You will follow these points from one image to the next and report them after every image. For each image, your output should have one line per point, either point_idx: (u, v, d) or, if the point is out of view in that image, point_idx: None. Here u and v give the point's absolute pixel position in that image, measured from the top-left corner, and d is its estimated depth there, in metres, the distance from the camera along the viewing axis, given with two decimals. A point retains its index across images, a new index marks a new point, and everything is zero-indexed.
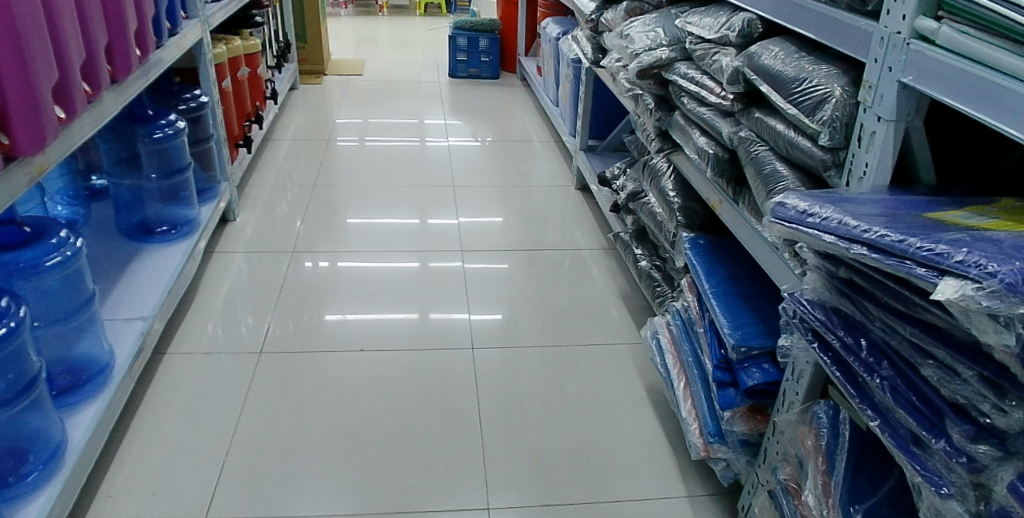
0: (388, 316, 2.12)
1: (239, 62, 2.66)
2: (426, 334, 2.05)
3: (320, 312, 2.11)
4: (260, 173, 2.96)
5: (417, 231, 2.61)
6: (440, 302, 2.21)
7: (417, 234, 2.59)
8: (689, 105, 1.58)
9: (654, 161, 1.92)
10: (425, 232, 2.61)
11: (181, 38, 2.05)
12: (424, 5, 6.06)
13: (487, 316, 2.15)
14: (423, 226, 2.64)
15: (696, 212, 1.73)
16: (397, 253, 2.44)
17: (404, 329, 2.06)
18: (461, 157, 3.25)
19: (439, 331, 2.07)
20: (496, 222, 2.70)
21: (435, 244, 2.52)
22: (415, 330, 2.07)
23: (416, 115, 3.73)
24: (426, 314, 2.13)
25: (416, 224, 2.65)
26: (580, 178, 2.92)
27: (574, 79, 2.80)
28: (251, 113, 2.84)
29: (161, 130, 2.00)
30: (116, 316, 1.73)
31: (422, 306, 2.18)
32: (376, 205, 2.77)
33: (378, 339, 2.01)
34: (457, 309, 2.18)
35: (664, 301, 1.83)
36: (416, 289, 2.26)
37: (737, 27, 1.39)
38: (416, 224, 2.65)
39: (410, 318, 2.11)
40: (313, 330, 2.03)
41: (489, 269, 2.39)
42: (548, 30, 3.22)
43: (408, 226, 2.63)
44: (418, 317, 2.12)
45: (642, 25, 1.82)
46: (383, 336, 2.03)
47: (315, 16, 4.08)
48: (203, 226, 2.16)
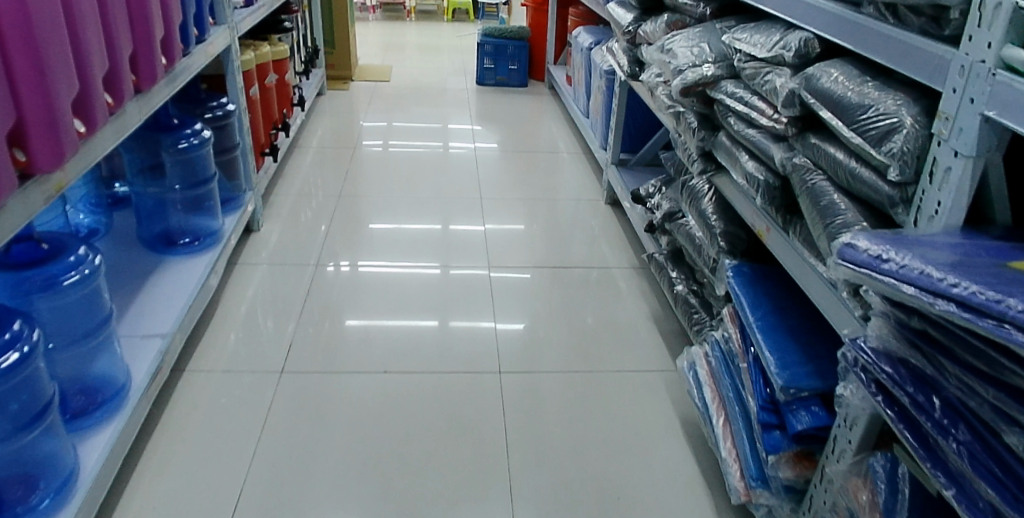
0: (408, 324, 2.08)
1: (266, 69, 2.62)
2: (448, 351, 1.99)
3: (342, 327, 2.05)
4: (285, 181, 2.91)
5: (440, 238, 2.57)
6: (461, 312, 2.16)
7: (439, 241, 2.55)
8: (737, 126, 1.49)
9: (694, 182, 1.82)
10: (447, 239, 2.57)
11: (208, 45, 2.00)
12: (452, 10, 6.00)
13: (510, 327, 2.11)
14: (445, 233, 2.61)
15: (739, 239, 1.63)
16: (417, 256, 2.43)
17: (423, 339, 2.03)
18: (489, 168, 3.18)
19: (462, 346, 2.02)
20: (518, 228, 2.68)
21: (457, 251, 2.49)
22: (434, 340, 2.03)
23: (439, 120, 3.72)
24: (445, 322, 2.10)
25: (438, 230, 2.62)
26: (610, 192, 2.83)
27: (607, 90, 2.72)
28: (278, 120, 2.79)
29: (186, 140, 1.96)
30: (134, 332, 1.70)
31: (442, 314, 2.14)
32: (400, 212, 2.73)
33: (402, 358, 1.95)
34: (479, 320, 2.13)
35: (702, 329, 1.73)
36: (437, 295, 2.23)
37: (794, 46, 1.31)
38: (438, 230, 2.63)
39: (430, 326, 2.08)
40: (332, 340, 1.99)
41: (511, 281, 2.34)
42: (580, 39, 3.14)
43: (429, 231, 2.61)
44: (438, 326, 2.09)
45: (684, 39, 1.74)
46: (405, 349, 1.98)
47: (343, 22, 4.04)
48: (226, 237, 2.11)
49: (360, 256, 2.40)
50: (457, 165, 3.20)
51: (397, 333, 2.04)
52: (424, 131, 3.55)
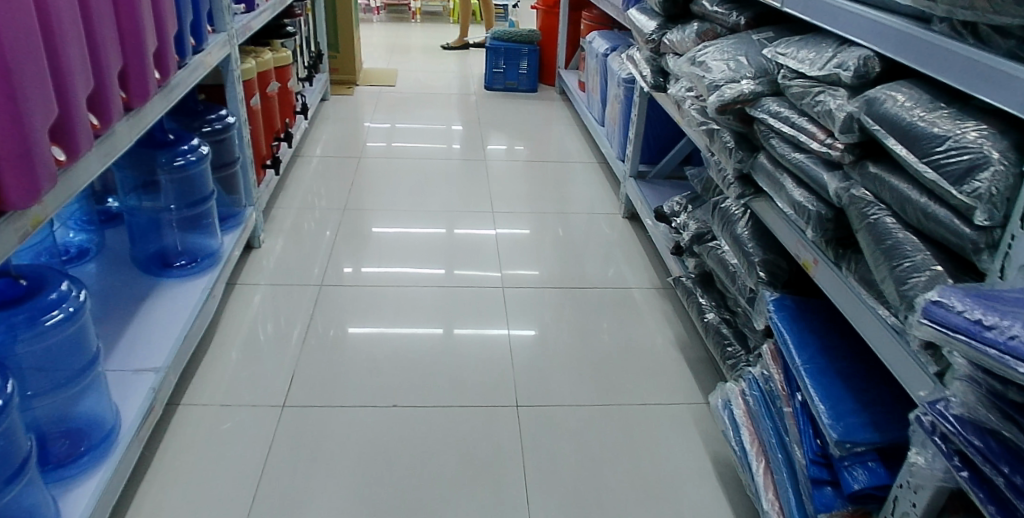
0: (410, 329, 2.06)
1: (268, 78, 2.51)
2: (455, 361, 1.94)
3: (349, 349, 1.95)
4: (287, 193, 2.79)
5: (445, 242, 2.55)
6: (466, 318, 2.13)
7: (444, 246, 2.52)
8: (781, 149, 1.38)
9: (727, 204, 1.71)
10: (452, 243, 2.54)
11: (207, 55, 1.89)
12: (458, 12, 5.86)
13: (521, 329, 2.09)
14: (450, 236, 2.59)
15: (780, 269, 1.52)
16: (421, 259, 2.42)
17: (426, 343, 2.00)
18: (500, 179, 3.05)
19: (467, 348, 2.00)
20: (523, 231, 2.65)
21: (461, 253, 2.47)
22: (439, 344, 2.01)
23: (444, 121, 3.68)
24: (450, 329, 2.06)
25: (442, 233, 2.60)
26: (628, 206, 2.70)
27: (625, 100, 2.60)
28: (280, 131, 2.68)
29: (184, 157, 1.84)
30: (125, 367, 1.58)
31: (445, 318, 2.12)
32: (404, 215, 2.71)
33: (414, 383, 1.84)
34: (484, 324, 2.11)
35: (737, 364, 1.61)
36: (441, 297, 2.22)
37: (851, 65, 1.19)
38: (442, 234, 2.60)
39: (434, 332, 2.05)
40: (335, 344, 1.97)
41: (519, 277, 2.35)
42: (595, 44, 3.02)
43: (434, 235, 2.58)
44: (442, 332, 2.06)
45: (718, 51, 1.64)
46: (408, 352, 1.96)
47: (348, 26, 3.92)
48: (225, 258, 2.00)
49: (365, 258, 2.39)
50: (466, 175, 3.07)
51: (400, 337, 2.02)
52: (428, 132, 3.52)
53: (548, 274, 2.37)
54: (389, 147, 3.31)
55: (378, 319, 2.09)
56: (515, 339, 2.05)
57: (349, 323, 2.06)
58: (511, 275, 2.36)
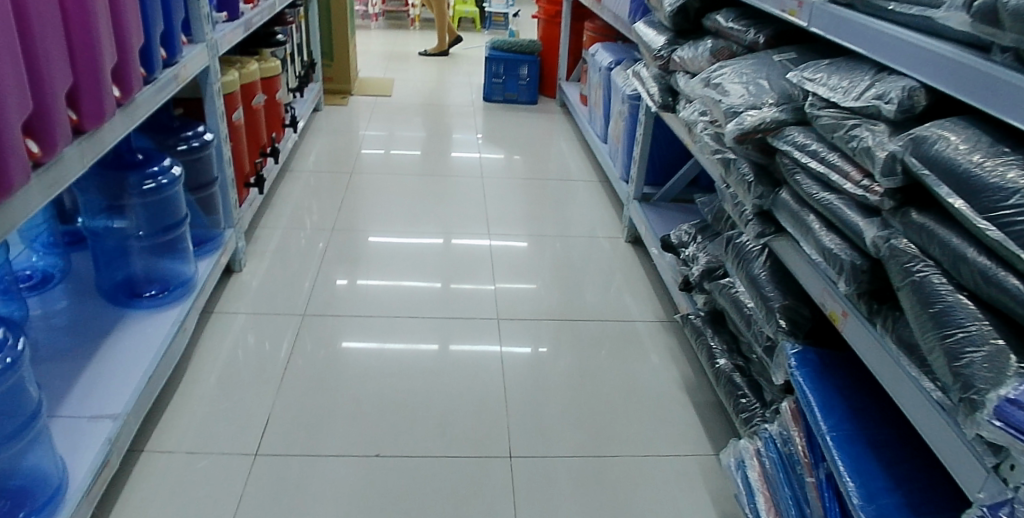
0: (405, 343, 2.00)
1: (252, 90, 2.36)
2: (446, 380, 1.88)
3: (343, 367, 1.89)
4: (273, 211, 2.64)
5: (441, 253, 2.49)
6: (461, 331, 2.07)
7: (440, 255, 2.48)
8: (809, 187, 1.24)
9: (743, 239, 1.57)
10: (448, 254, 2.48)
11: (182, 68, 1.74)
12: (457, 20, 5.73)
13: (516, 345, 2.03)
14: (447, 247, 2.53)
15: (802, 316, 1.37)
16: (418, 270, 2.36)
17: (421, 361, 1.94)
18: (498, 199, 2.90)
19: (462, 364, 1.94)
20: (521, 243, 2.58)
21: (458, 266, 2.41)
22: (434, 360, 1.94)
23: (440, 131, 3.56)
24: (445, 345, 2.00)
25: (440, 243, 2.55)
26: (631, 230, 2.55)
27: (630, 118, 2.45)
28: (266, 146, 2.53)
29: (155, 179, 1.69)
30: (80, 413, 1.44)
31: (442, 332, 2.06)
32: (402, 223, 2.66)
33: (414, 403, 1.78)
34: (479, 339, 2.05)
35: (752, 418, 1.46)
36: (435, 308, 2.17)
37: (894, 98, 1.06)
38: (440, 244, 2.54)
39: (429, 348, 1.98)
40: (327, 360, 1.91)
41: (514, 289, 2.30)
42: (598, 57, 2.89)
43: (430, 245, 2.53)
44: (437, 348, 1.99)
45: (736, 72, 1.50)
46: (401, 365, 1.91)
47: (343, 34, 3.78)
48: (200, 286, 1.85)
49: (357, 269, 2.34)
50: (462, 194, 2.92)
51: (391, 351, 1.96)
52: (425, 140, 3.45)
53: (545, 286, 2.32)
54: (387, 154, 3.25)
55: (370, 332, 2.04)
56: (507, 360, 1.97)
57: (343, 337, 2.01)
58: (505, 287, 2.31)
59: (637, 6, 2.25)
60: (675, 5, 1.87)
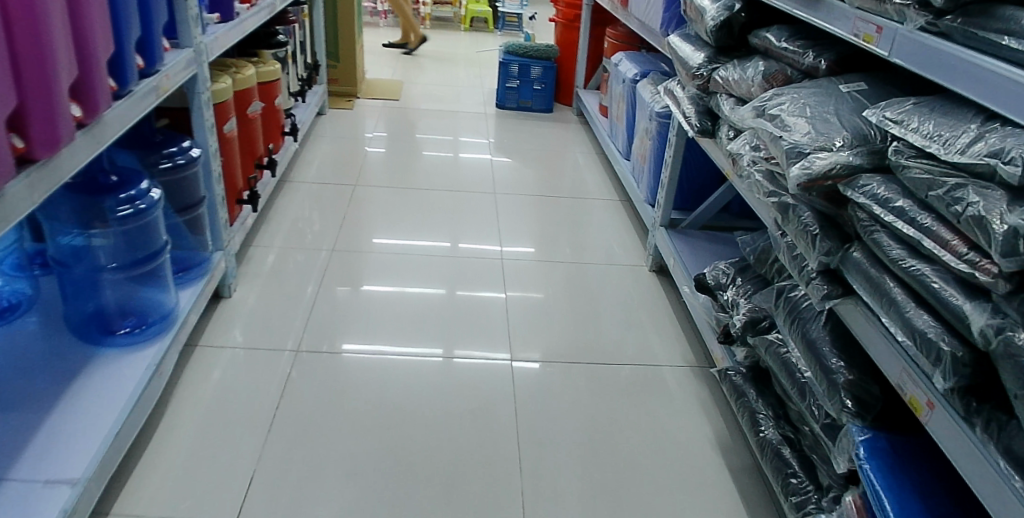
0: (410, 359, 1.90)
1: (247, 97, 2.17)
2: (446, 394, 1.79)
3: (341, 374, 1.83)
4: (269, 226, 2.45)
5: (448, 258, 2.40)
6: (468, 341, 2.00)
7: (447, 262, 2.38)
8: (894, 252, 1.05)
9: (799, 296, 1.39)
10: (455, 258, 2.41)
11: (164, 78, 1.55)
12: (469, 20, 5.51)
13: (526, 357, 1.96)
14: (454, 250, 2.45)
15: (870, 395, 1.18)
16: (424, 285, 2.23)
17: (422, 371, 1.86)
18: (511, 217, 2.71)
19: (467, 375, 1.87)
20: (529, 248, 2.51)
21: (466, 272, 2.33)
22: (436, 370, 1.88)
23: (450, 132, 3.46)
24: (450, 353, 1.93)
25: (446, 246, 2.47)
26: (656, 258, 2.35)
27: (658, 138, 2.25)
28: (263, 157, 2.34)
29: (132, 204, 1.49)
30: (34, 477, 1.25)
31: (447, 341, 1.99)
32: (409, 223, 2.58)
33: (413, 416, 1.72)
34: (481, 348, 1.98)
35: (802, 504, 1.27)
36: (439, 319, 2.09)
37: (1017, 157, 0.86)
38: (446, 247, 2.47)
39: (435, 367, 1.88)
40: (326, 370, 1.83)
41: (524, 298, 2.22)
42: (622, 68, 2.69)
43: (436, 248, 2.45)
44: (441, 357, 1.93)
45: (796, 102, 1.30)
46: (399, 378, 1.83)
47: (349, 34, 3.58)
48: (181, 320, 1.66)
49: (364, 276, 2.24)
50: (472, 210, 2.73)
51: (395, 359, 1.89)
52: (434, 147, 3.27)
53: (556, 294, 2.25)
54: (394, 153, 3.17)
55: (371, 339, 1.96)
56: (518, 374, 1.89)
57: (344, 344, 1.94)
58: (518, 300, 2.22)
59: (670, 17, 2.02)
60: (718, 18, 1.66)
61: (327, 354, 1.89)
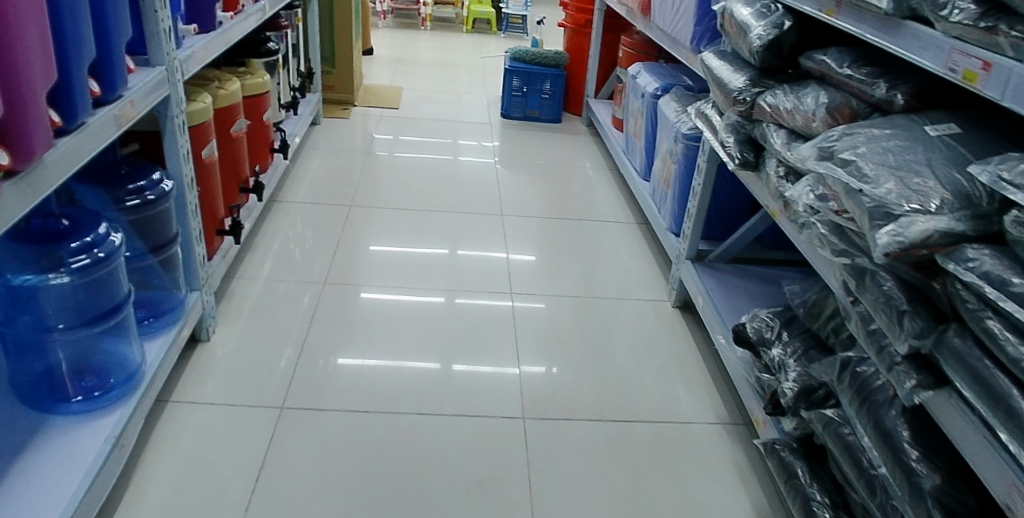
0: (409, 412, 1.69)
1: (230, 115, 1.96)
2: (441, 412, 1.70)
3: (335, 387, 1.74)
4: (255, 254, 2.23)
5: (447, 264, 2.32)
6: (469, 350, 1.93)
7: (447, 272, 2.28)
8: (1013, 349, 0.83)
9: (871, 372, 1.18)
10: (454, 266, 2.33)
11: (127, 104, 1.32)
12: (472, 21, 5.29)
13: (532, 363, 1.90)
14: (452, 257, 2.37)
15: (964, 506, 0.97)
16: (427, 323, 2.02)
17: (423, 381, 1.79)
18: (520, 243, 2.49)
19: (466, 385, 1.80)
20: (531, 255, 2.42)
21: (466, 278, 2.26)
22: (432, 381, 1.80)
23: (449, 134, 3.37)
24: (448, 364, 1.85)
25: (444, 253, 2.38)
26: (680, 293, 2.14)
27: (685, 162, 2.04)
28: (248, 179, 2.13)
29: (89, 253, 1.29)
30: None
31: (445, 350, 1.92)
32: (405, 230, 2.49)
33: (413, 425, 1.66)
34: (485, 361, 1.89)
35: None
36: (439, 333, 1.99)
37: None
38: (445, 254, 2.38)
39: (438, 422, 1.67)
40: (321, 378, 1.77)
41: (529, 308, 2.14)
42: (641, 81, 2.48)
43: (434, 257, 2.35)
44: (439, 368, 1.85)
45: (873, 147, 1.09)
46: (392, 390, 1.75)
47: (346, 38, 3.36)
48: (149, 379, 1.45)
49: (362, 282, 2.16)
50: (477, 234, 2.52)
51: (391, 367, 1.82)
52: (435, 162, 3.06)
53: (564, 305, 2.16)
54: (391, 155, 3.08)
55: (367, 348, 1.89)
56: (525, 382, 1.83)
57: (337, 353, 1.86)
58: (528, 338, 2.01)
59: (702, 30, 1.81)
60: (765, 37, 1.45)
61: (323, 363, 1.82)
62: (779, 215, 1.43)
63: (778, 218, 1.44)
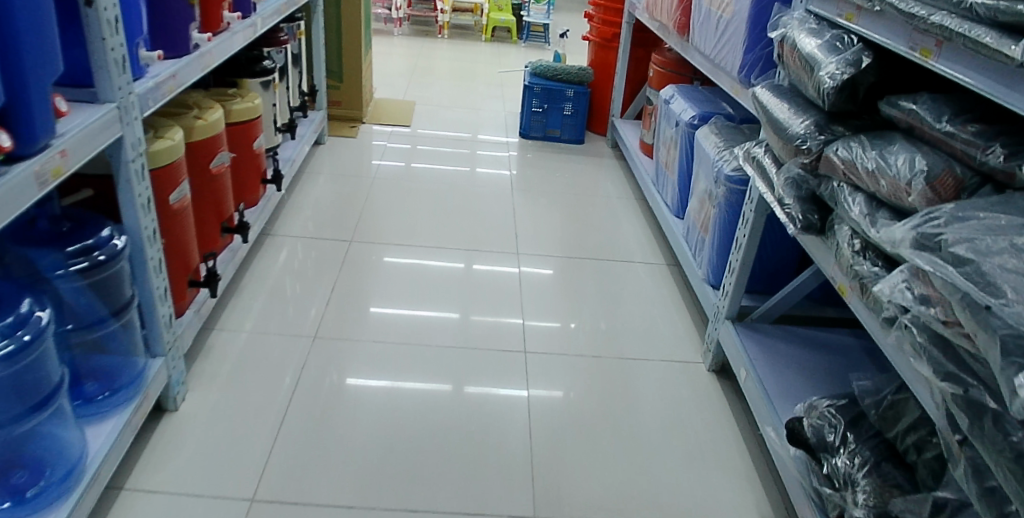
0: (403, 502, 1.45)
1: (210, 148, 1.73)
2: (452, 437, 1.63)
3: (337, 436, 1.60)
4: (240, 299, 2.00)
5: (460, 280, 2.24)
6: (479, 373, 1.84)
7: (460, 285, 2.21)
8: None
9: None
10: (470, 280, 2.24)
11: (57, 156, 1.08)
12: (491, 29, 5.04)
13: (543, 387, 1.81)
14: (468, 272, 2.28)
15: None
16: (427, 371, 1.82)
17: (434, 408, 1.71)
18: (538, 291, 2.21)
19: (479, 438, 1.63)
20: (547, 270, 2.33)
21: (477, 300, 2.14)
22: (445, 407, 1.72)
23: (467, 143, 3.25)
24: (460, 387, 1.77)
25: (460, 268, 2.30)
26: (717, 357, 1.87)
27: (728, 208, 1.78)
28: (232, 218, 1.90)
29: (11, 337, 1.06)
30: None
31: (455, 373, 1.83)
32: (410, 270, 2.25)
33: (420, 486, 1.49)
34: (496, 382, 1.82)
35: None
36: (446, 355, 1.89)
37: None
38: (460, 269, 2.29)
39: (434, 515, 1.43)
40: (326, 421, 1.64)
41: (541, 327, 2.05)
42: (675, 108, 2.21)
43: (448, 269, 2.28)
44: (450, 390, 1.77)
45: (998, 242, 0.83)
46: (416, 415, 1.68)
47: (355, 50, 3.14)
48: (89, 477, 1.22)
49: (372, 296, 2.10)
50: (490, 275, 2.27)
51: (404, 393, 1.74)
52: (447, 188, 2.82)
53: (582, 326, 2.06)
54: (407, 167, 2.95)
55: (379, 368, 1.82)
56: (534, 409, 1.74)
57: (354, 373, 1.79)
58: (543, 405, 1.75)
59: (753, 60, 1.54)
60: (838, 77, 1.18)
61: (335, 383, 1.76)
62: (851, 294, 1.18)
63: (849, 298, 1.19)
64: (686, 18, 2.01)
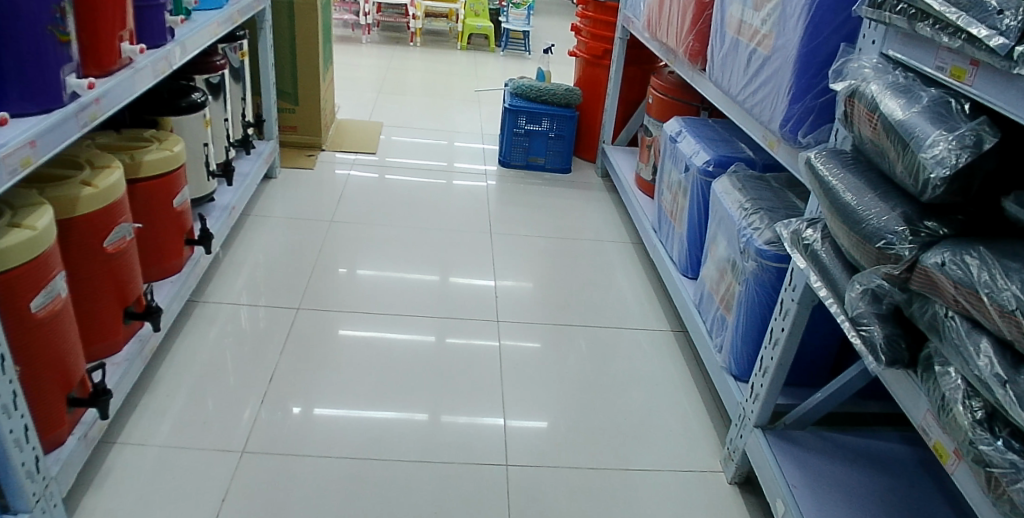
0: None
1: (107, 220, 1.36)
2: None
3: None
4: (154, 395, 1.62)
5: (435, 293, 2.11)
6: (454, 398, 1.72)
7: (437, 295, 2.10)
8: None
9: None
10: (445, 293, 2.12)
11: None
12: (467, 36, 4.67)
13: (525, 417, 1.68)
14: (443, 284, 2.16)
15: None
16: (397, 394, 1.70)
17: (402, 434, 1.59)
18: (525, 373, 1.83)
19: None
20: (526, 285, 2.19)
21: (456, 313, 2.03)
22: (419, 433, 1.60)
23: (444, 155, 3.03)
24: (436, 415, 1.65)
25: (435, 279, 2.17)
26: (742, 468, 1.52)
27: (758, 288, 1.43)
28: (140, 300, 1.52)
29: None
30: None
31: (432, 398, 1.71)
32: (371, 334, 1.90)
33: None
34: (473, 408, 1.69)
35: None
36: (414, 373, 1.78)
37: None
38: (434, 280, 2.17)
39: None
40: None
41: (518, 347, 1.92)
42: (684, 148, 1.87)
43: (423, 281, 2.16)
44: (426, 419, 1.64)
45: None
46: (368, 459, 1.51)
47: (311, 69, 2.75)
48: None
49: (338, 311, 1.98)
50: (465, 340, 1.93)
51: (360, 450, 1.53)
52: (418, 225, 2.47)
53: (570, 393, 1.77)
54: (381, 179, 2.75)
55: (344, 395, 1.69)
56: (519, 502, 1.45)
57: (316, 400, 1.66)
58: None
59: (801, 112, 1.21)
60: (949, 165, 0.84)
61: (294, 412, 1.63)
62: (960, 465, 0.87)
63: (953, 469, 0.89)
64: (702, 44, 1.68)
